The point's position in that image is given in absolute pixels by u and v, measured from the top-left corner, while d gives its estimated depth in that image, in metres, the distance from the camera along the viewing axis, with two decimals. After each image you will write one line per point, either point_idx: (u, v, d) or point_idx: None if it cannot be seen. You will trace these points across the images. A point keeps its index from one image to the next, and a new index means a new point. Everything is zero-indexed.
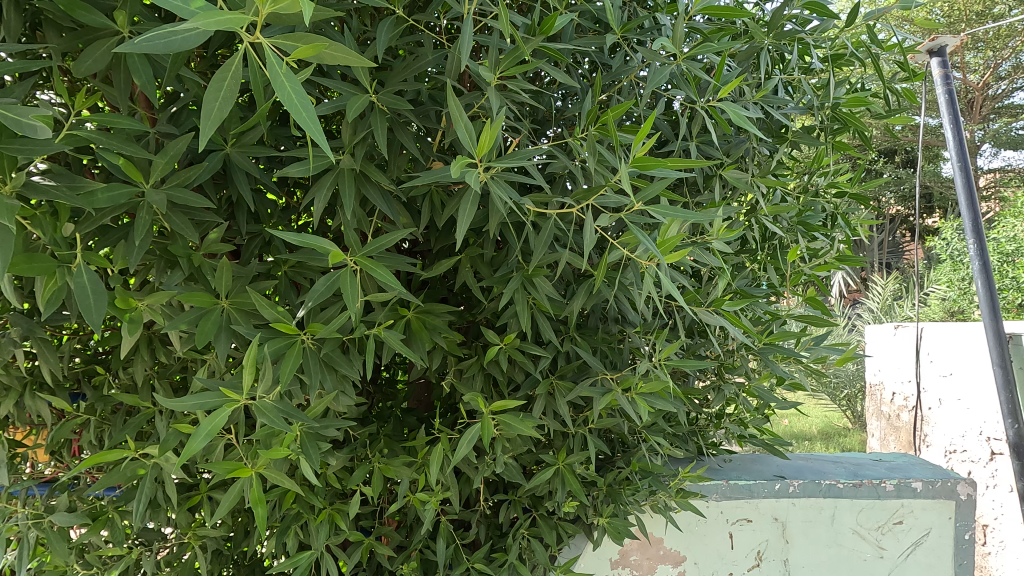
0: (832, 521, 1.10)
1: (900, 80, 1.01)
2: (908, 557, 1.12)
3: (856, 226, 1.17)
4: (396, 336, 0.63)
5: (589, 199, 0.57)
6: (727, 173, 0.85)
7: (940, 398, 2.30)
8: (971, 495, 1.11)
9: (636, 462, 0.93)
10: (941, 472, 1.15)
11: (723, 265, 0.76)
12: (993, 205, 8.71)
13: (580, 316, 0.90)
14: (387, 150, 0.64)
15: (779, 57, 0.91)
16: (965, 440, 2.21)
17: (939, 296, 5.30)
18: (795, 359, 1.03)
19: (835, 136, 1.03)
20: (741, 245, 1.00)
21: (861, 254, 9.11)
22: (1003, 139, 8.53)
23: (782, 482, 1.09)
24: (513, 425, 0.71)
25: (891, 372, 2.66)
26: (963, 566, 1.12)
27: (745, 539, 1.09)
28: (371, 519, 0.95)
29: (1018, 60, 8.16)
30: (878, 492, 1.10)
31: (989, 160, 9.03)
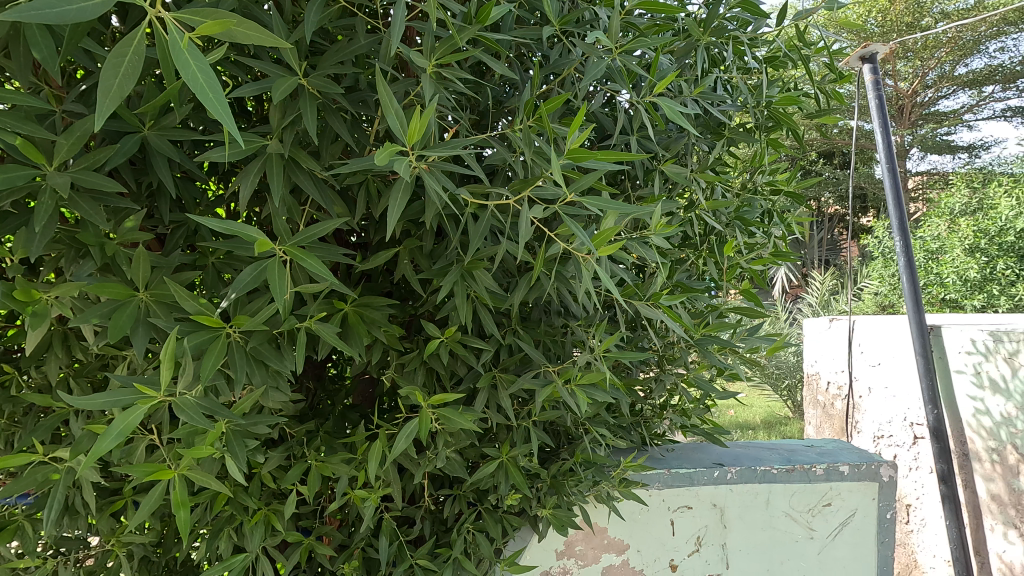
0: (767, 505, 1.15)
1: (830, 83, 1.05)
2: (836, 537, 1.18)
3: (791, 223, 1.22)
4: (330, 330, 0.61)
5: (525, 190, 0.57)
6: (666, 168, 0.86)
7: (870, 387, 2.44)
8: (892, 477, 1.18)
9: (581, 452, 0.94)
10: (865, 455, 1.22)
11: (662, 260, 0.76)
12: (920, 206, 9.31)
13: (525, 310, 0.89)
14: (318, 136, 0.61)
15: (715, 55, 0.93)
16: (891, 426, 2.35)
17: (872, 291, 5.62)
18: (730, 351, 1.07)
19: (769, 135, 1.06)
20: (683, 240, 1.02)
21: (801, 251, 9.57)
22: (930, 144, 9.09)
23: (720, 469, 1.13)
24: (453, 419, 0.71)
25: (825, 363, 2.79)
26: (885, 543, 1.19)
27: (685, 525, 1.13)
28: (310, 518, 0.92)
29: (942, 70, 8.73)
30: (810, 476, 1.15)
31: (916, 164, 9.40)
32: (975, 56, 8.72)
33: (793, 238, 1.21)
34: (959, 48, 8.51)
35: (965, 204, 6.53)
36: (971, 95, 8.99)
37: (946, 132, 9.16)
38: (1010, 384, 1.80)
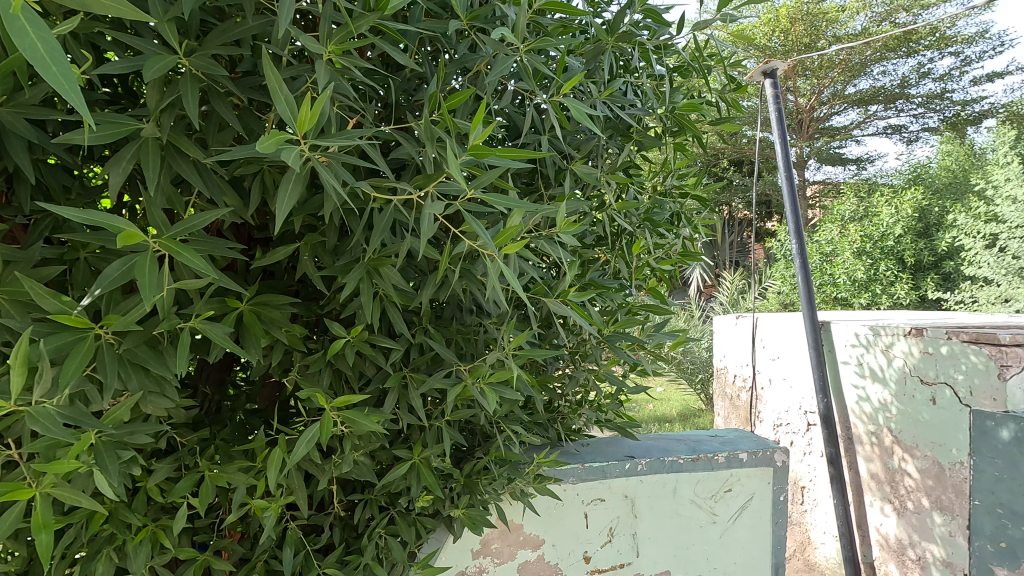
0: (675, 494, 1.20)
1: (730, 92, 1.10)
2: (736, 521, 1.25)
3: (697, 225, 1.29)
4: (220, 329, 0.57)
5: (429, 185, 0.56)
6: (576, 168, 0.88)
7: (770, 379, 2.63)
8: (785, 461, 1.27)
9: (496, 450, 0.94)
10: (762, 442, 1.31)
11: (571, 258, 0.77)
12: (817, 213, 10.15)
13: (437, 308, 0.88)
14: (206, 123, 0.57)
15: (624, 60, 0.97)
16: (788, 415, 2.54)
17: (775, 290, 6.06)
18: (639, 348, 1.10)
19: (674, 139, 1.10)
20: (595, 239, 1.04)
21: (714, 252, 10.16)
22: (825, 155, 9.92)
23: (632, 461, 1.17)
24: (358, 421, 0.68)
25: (732, 357, 2.98)
26: (778, 523, 1.28)
27: (598, 517, 1.16)
28: (207, 533, 0.86)
29: (835, 88, 9.57)
30: (713, 464, 1.22)
31: (813, 173, 10.27)
32: (863, 77, 9.60)
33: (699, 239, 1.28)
34: (849, 69, 9.36)
35: (854, 211, 7.18)
36: (859, 112, 9.90)
37: (839, 146, 10.04)
38: (886, 373, 1.99)
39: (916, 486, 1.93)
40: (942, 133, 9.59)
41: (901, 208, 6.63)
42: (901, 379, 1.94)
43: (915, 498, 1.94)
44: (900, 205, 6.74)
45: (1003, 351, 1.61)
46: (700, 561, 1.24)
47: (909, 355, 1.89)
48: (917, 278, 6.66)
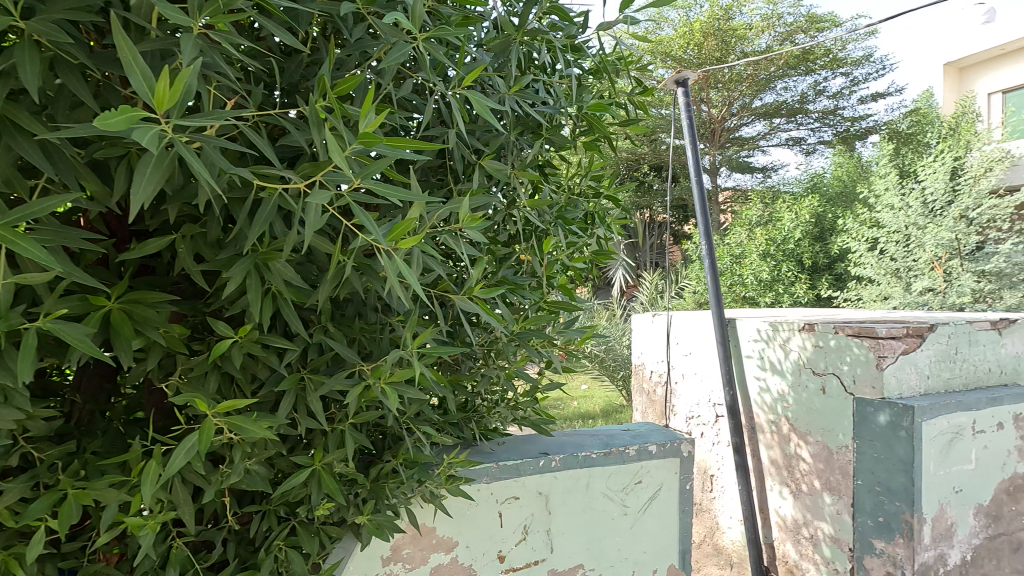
0: (587, 488, 1.23)
1: (637, 94, 1.13)
2: (646, 511, 1.29)
3: (610, 225, 1.31)
4: (75, 330, 0.51)
5: (316, 174, 0.52)
6: (486, 163, 0.87)
7: (683, 373, 2.76)
8: (691, 452, 1.33)
9: (405, 452, 0.91)
10: (670, 434, 1.36)
11: (477, 254, 0.76)
12: (729, 217, 10.78)
13: (339, 306, 0.84)
14: (57, 98, 0.50)
15: (533, 57, 0.97)
16: (699, 407, 2.68)
17: (691, 290, 6.36)
18: (550, 345, 1.12)
19: (584, 138, 1.12)
20: (508, 237, 1.04)
21: (636, 254, 10.54)
22: (735, 163, 10.56)
23: (545, 458, 1.17)
24: (245, 428, 0.63)
25: (648, 354, 3.10)
26: (685, 512, 1.34)
27: (512, 516, 1.15)
28: (75, 558, 0.77)
29: (744, 100, 10.20)
30: (624, 457, 1.25)
31: (725, 180, 10.90)
32: (768, 92, 10.30)
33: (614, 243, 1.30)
34: (756, 84, 10.01)
35: (759, 217, 7.69)
36: (765, 124, 10.61)
37: (747, 155, 10.71)
38: (784, 365, 2.15)
39: (809, 469, 2.07)
40: (835, 146, 10.48)
41: (800, 215, 7.16)
42: (796, 371, 2.09)
43: (808, 480, 2.08)
44: (799, 211, 7.28)
45: (880, 342, 1.78)
46: (612, 553, 1.26)
47: (803, 349, 2.05)
48: (814, 279, 7.24)
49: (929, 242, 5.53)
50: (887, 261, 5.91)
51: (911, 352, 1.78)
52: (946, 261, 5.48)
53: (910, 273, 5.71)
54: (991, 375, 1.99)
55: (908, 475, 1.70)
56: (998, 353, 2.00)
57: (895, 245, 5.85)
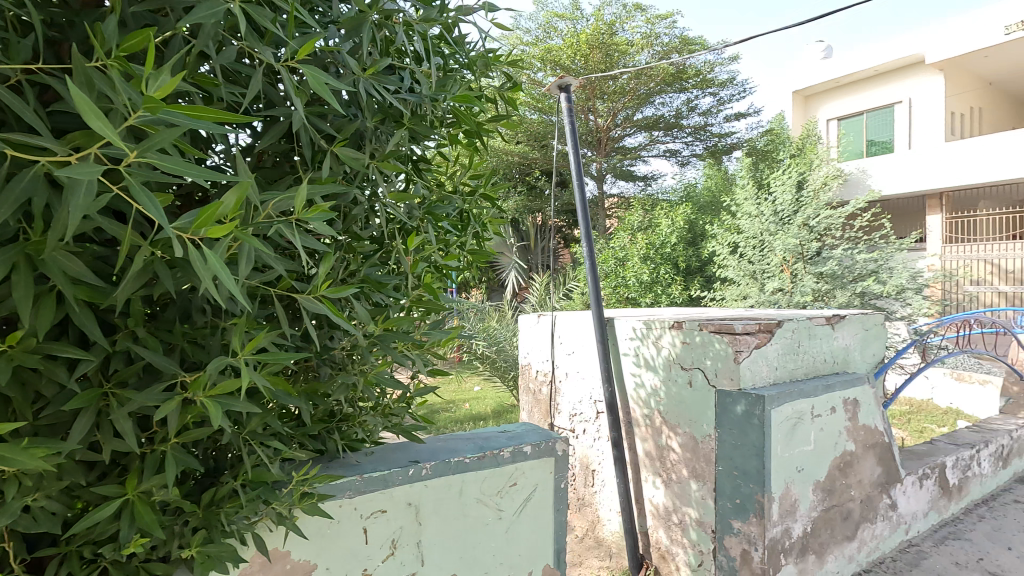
0: (460, 494, 1.19)
1: (507, 91, 1.17)
2: (520, 514, 1.28)
3: (487, 223, 1.31)
4: None
5: (89, 147, 0.43)
6: (339, 150, 0.80)
7: (568, 372, 2.83)
8: (565, 451, 1.34)
9: (246, 471, 0.81)
10: (546, 434, 1.37)
11: (321, 248, 0.70)
12: (614, 222, 11.34)
13: (158, 310, 0.72)
14: None
15: (394, 43, 0.92)
16: (581, 405, 2.76)
17: (579, 292, 6.58)
18: (413, 347, 1.07)
19: (452, 131, 1.09)
20: (371, 232, 0.97)
21: (528, 257, 10.73)
22: (619, 171, 11.14)
23: (415, 466, 1.12)
24: (8, 459, 0.51)
25: (534, 354, 3.14)
26: (559, 511, 1.35)
27: (378, 531, 1.08)
28: None
29: (627, 113, 10.79)
30: (498, 460, 1.23)
31: (610, 187, 11.49)
32: (648, 106, 10.98)
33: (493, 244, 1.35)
34: (637, 98, 10.59)
35: (641, 221, 8.35)
36: (645, 136, 11.28)
37: (631, 164, 11.36)
38: (656, 361, 2.27)
39: (678, 459, 2.20)
40: (705, 160, 11.41)
41: (676, 221, 7.86)
42: (666, 366, 2.22)
43: (677, 469, 2.20)
44: (675, 217, 8.01)
45: (737, 338, 1.94)
46: (486, 560, 1.23)
47: (673, 346, 2.17)
48: (688, 281, 7.82)
49: (779, 247, 5.91)
50: (746, 264, 6.29)
51: (762, 346, 1.97)
52: (792, 265, 5.90)
53: (765, 275, 6.10)
54: (826, 364, 2.25)
55: (761, 459, 1.86)
56: (831, 345, 2.28)
57: (752, 249, 6.30)
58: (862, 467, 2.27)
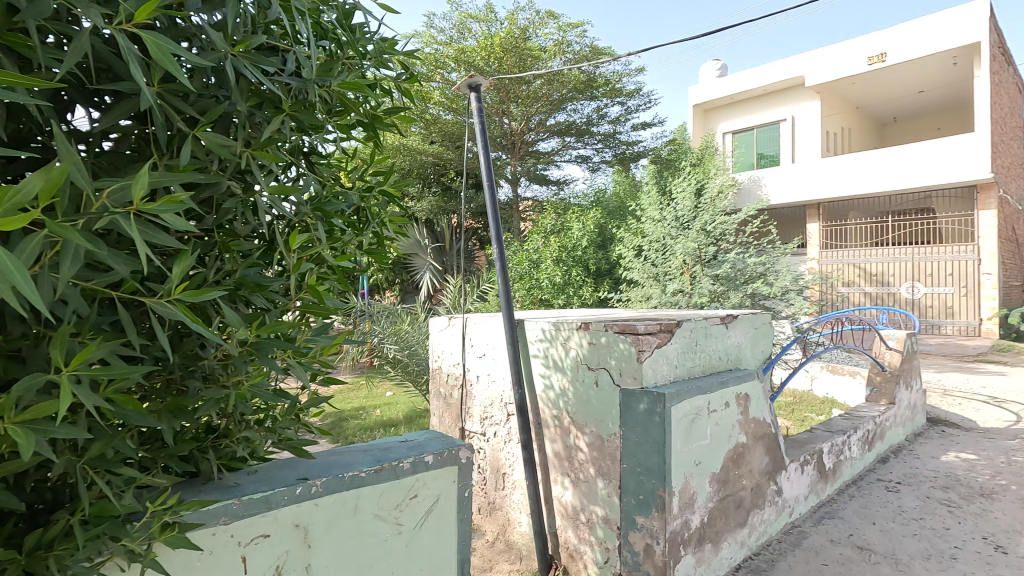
0: (355, 511, 1.11)
1: (402, 82, 1.13)
2: (421, 527, 1.22)
3: (384, 220, 1.27)
4: None
5: None
6: (202, 134, 0.72)
7: (478, 375, 2.80)
8: (468, 458, 1.30)
9: (86, 506, 0.69)
10: (449, 442, 1.32)
11: (174, 245, 0.61)
12: (529, 225, 11.48)
13: None
14: None
15: (273, 21, 0.84)
16: (492, 407, 2.74)
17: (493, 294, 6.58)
18: (295, 354, 0.98)
19: (341, 119, 1.03)
20: (249, 228, 0.88)
21: (443, 259, 10.61)
22: (533, 175, 11.31)
23: (304, 484, 1.03)
24: None
25: (445, 356, 3.08)
26: (463, 521, 1.30)
27: (259, 558, 0.99)
28: None
29: (541, 117, 10.96)
30: (397, 472, 1.17)
31: (525, 190, 11.63)
32: (561, 112, 11.21)
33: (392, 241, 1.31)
34: (550, 103, 10.76)
35: (554, 224, 8.57)
36: (558, 141, 11.52)
37: (544, 168, 11.56)
38: (564, 362, 2.29)
39: (585, 458, 2.23)
40: (614, 166, 11.85)
41: (586, 225, 8.13)
42: (575, 367, 2.24)
43: (585, 468, 2.23)
44: (585, 221, 8.29)
45: (640, 338, 2.00)
46: None
47: (580, 346, 2.20)
48: (598, 283, 8.07)
49: (679, 251, 6.21)
50: (650, 267, 6.61)
51: (663, 345, 2.06)
52: (691, 267, 6.22)
53: (667, 277, 6.41)
54: (721, 361, 2.39)
55: (662, 455, 1.93)
56: (725, 343, 2.41)
57: (655, 253, 6.63)
58: (753, 457, 2.42)
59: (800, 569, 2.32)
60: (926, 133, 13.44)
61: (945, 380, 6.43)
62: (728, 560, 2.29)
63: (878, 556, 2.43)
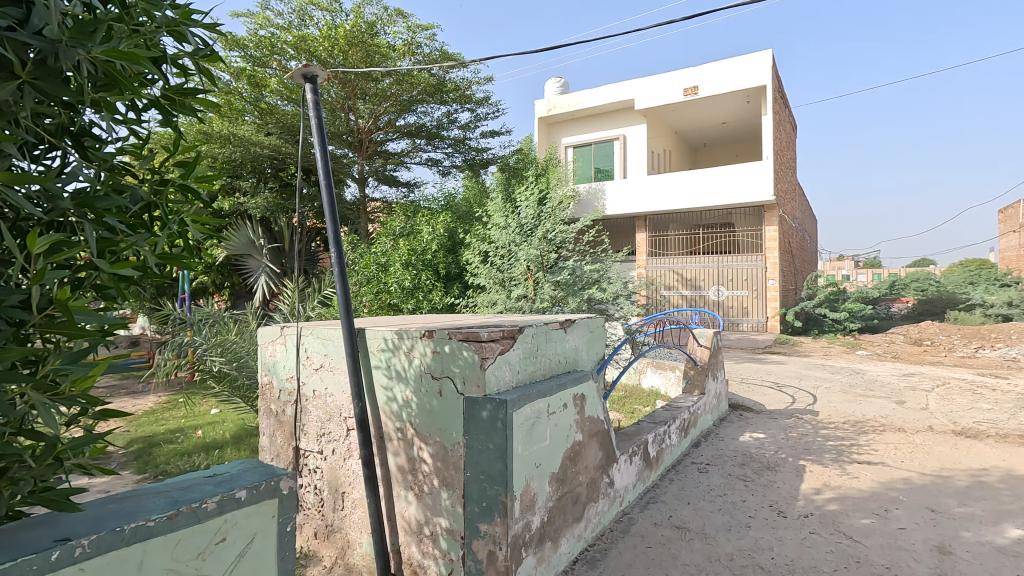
0: (141, 567, 0.97)
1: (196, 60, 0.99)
2: (231, 571, 1.11)
3: (189, 220, 1.11)
4: None
5: None
6: None
7: (315, 390, 2.60)
8: (290, 488, 1.22)
9: None
10: (266, 472, 1.22)
11: None
12: (377, 227, 11.10)
13: None
14: None
15: None
16: (329, 422, 2.55)
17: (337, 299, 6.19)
18: (37, 387, 0.80)
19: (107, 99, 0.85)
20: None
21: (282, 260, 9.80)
22: (380, 175, 10.99)
23: (65, 546, 0.87)
24: None
25: (278, 368, 2.80)
26: (284, 557, 1.21)
27: None
28: None
29: (389, 118, 10.67)
30: (199, 514, 1.04)
31: (372, 191, 11.25)
32: (410, 114, 10.89)
33: (197, 244, 1.14)
34: (398, 104, 10.40)
35: (403, 227, 8.40)
36: (408, 143, 11.33)
37: (393, 169, 11.30)
38: (407, 373, 2.21)
39: (429, 470, 2.17)
40: (464, 171, 11.96)
41: (436, 229, 8.11)
42: (418, 377, 2.17)
43: (429, 480, 2.17)
44: (435, 226, 8.26)
45: (483, 345, 2.00)
46: None
47: (424, 355, 2.13)
48: (448, 287, 8.08)
49: (523, 257, 6.40)
50: (496, 272, 6.77)
51: (505, 352, 2.09)
52: (535, 273, 6.47)
53: (512, 282, 6.61)
54: (560, 365, 2.50)
55: (504, 462, 1.95)
56: (564, 347, 2.53)
57: (501, 258, 6.78)
58: (588, 453, 2.57)
59: (629, 555, 2.51)
60: (727, 159, 15.70)
61: (742, 370, 7.54)
62: (566, 555, 2.39)
63: (692, 533, 2.73)
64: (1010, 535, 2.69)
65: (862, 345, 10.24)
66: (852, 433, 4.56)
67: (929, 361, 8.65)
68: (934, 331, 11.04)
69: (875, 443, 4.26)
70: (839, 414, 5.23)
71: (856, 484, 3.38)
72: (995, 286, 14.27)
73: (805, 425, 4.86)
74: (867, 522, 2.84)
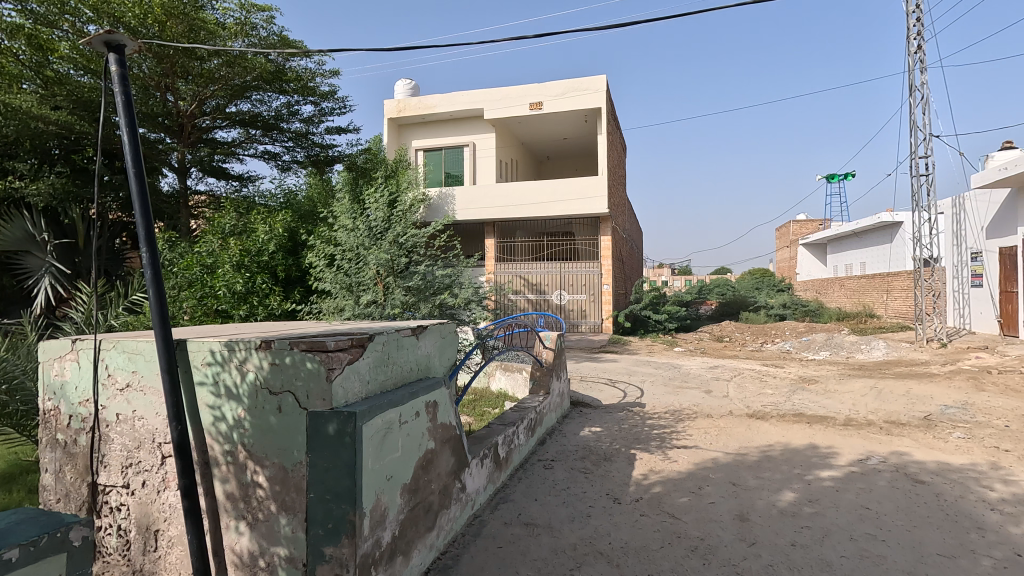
0: None
1: None
2: None
3: None
4: None
5: None
6: None
7: (118, 413, 2.21)
8: (74, 541, 1.23)
9: None
10: (49, 526, 1.22)
11: None
12: (201, 223, 9.89)
13: None
14: None
15: None
16: (139, 451, 2.18)
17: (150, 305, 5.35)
18: None
19: None
20: None
21: None
22: (206, 166, 9.82)
23: None
24: None
25: (68, 390, 2.33)
26: None
27: None
28: None
29: (216, 103, 9.65)
30: None
31: (196, 182, 10.04)
32: (243, 100, 9.91)
33: None
34: (229, 88, 9.41)
35: (234, 225, 7.60)
36: (240, 132, 10.31)
37: (222, 159, 10.18)
38: (239, 389, 1.98)
39: (265, 495, 1.96)
40: (307, 168, 11.23)
41: (274, 228, 7.49)
42: (252, 393, 1.95)
43: (265, 506, 1.97)
44: (273, 225, 7.62)
45: (330, 355, 1.87)
46: None
47: (260, 368, 1.94)
48: (287, 291, 7.49)
49: (372, 261, 6.15)
50: (343, 276, 6.39)
51: (354, 361, 1.98)
52: (385, 278, 6.27)
53: (360, 288, 6.30)
54: (412, 372, 2.44)
55: (352, 478, 1.83)
56: (416, 353, 2.48)
57: (348, 262, 6.45)
58: (440, 460, 2.54)
59: (480, 558, 2.53)
60: (568, 171, 16.86)
61: (582, 369, 8.11)
62: (418, 567, 2.33)
63: (540, 528, 2.85)
64: (788, 498, 3.25)
65: (679, 343, 11.69)
66: (672, 421, 5.15)
67: (727, 355, 10.16)
68: (731, 329, 13.01)
69: (690, 429, 4.87)
70: (662, 405, 5.89)
71: (676, 467, 3.83)
72: (772, 291, 17.35)
73: (635, 417, 5.38)
74: (685, 500, 3.23)
